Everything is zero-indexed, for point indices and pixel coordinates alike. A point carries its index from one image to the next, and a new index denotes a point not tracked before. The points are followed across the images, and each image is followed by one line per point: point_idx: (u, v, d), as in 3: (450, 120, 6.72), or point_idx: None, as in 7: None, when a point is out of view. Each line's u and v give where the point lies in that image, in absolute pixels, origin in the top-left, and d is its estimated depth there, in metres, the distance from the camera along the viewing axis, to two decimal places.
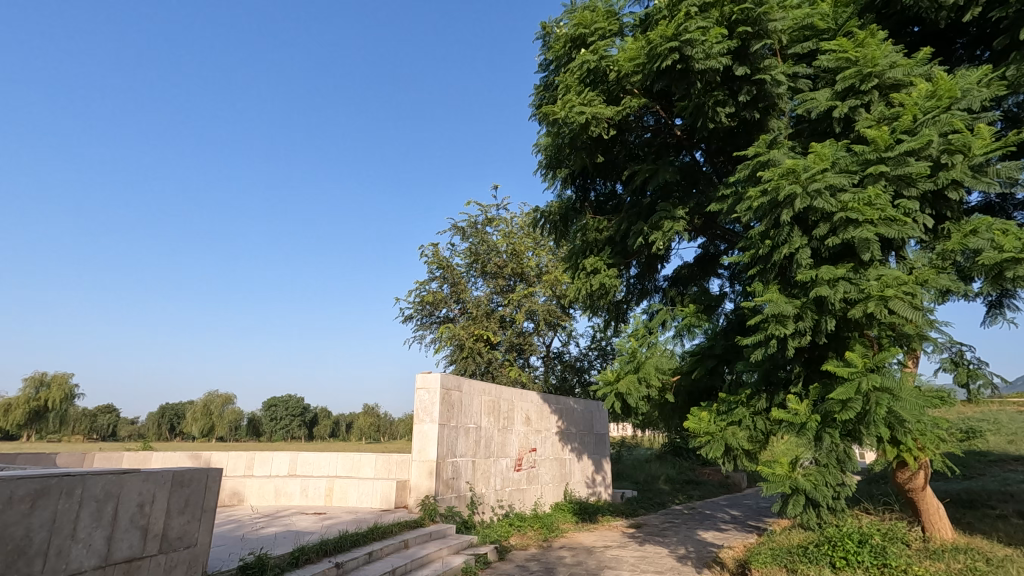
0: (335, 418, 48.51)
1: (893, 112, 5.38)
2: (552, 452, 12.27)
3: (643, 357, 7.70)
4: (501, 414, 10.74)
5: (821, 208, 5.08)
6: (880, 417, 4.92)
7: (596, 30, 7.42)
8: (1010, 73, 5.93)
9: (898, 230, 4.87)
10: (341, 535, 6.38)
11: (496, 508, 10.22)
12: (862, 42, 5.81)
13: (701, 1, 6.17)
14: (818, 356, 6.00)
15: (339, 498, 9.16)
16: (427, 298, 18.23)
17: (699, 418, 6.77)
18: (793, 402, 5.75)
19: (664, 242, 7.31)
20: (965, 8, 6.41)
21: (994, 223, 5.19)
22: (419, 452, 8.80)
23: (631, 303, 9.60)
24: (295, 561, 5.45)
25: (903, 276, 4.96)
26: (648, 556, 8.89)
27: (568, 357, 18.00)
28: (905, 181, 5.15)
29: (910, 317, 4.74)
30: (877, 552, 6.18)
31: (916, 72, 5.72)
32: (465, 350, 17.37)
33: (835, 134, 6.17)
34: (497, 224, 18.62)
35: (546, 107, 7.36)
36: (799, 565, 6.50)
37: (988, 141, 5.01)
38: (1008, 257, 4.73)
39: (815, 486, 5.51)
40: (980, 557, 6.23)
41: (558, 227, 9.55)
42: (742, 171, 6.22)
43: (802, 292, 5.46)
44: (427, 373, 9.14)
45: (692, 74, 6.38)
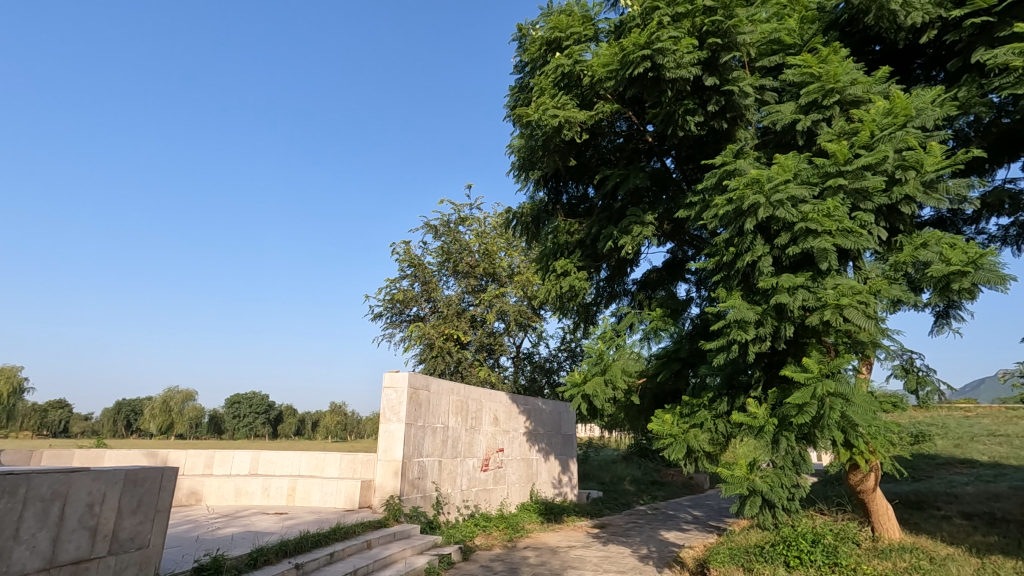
0: (301, 416, 47.57)
1: (852, 127, 5.59)
2: (519, 453, 12.31)
3: (610, 359, 7.79)
4: (469, 414, 10.73)
5: (782, 217, 5.25)
6: (833, 421, 5.10)
7: (571, 34, 7.47)
8: (961, 94, 6.21)
9: (855, 241, 5.07)
10: (302, 535, 6.28)
11: (462, 508, 10.20)
12: (825, 59, 6.01)
13: (673, 11, 6.30)
14: (778, 361, 6.16)
15: (301, 498, 8.99)
16: (397, 296, 18.07)
17: (663, 420, 6.90)
18: (752, 406, 5.90)
19: (633, 247, 7.42)
20: (922, 30, 6.70)
21: (943, 237, 5.45)
22: (384, 452, 8.72)
23: (600, 306, 9.73)
24: (253, 562, 5.34)
25: (858, 285, 5.15)
26: (610, 556, 9.00)
27: (538, 358, 18.08)
28: (862, 194, 5.35)
29: (863, 325, 4.94)
30: (829, 552, 6.41)
31: (875, 89, 5.96)
32: (435, 349, 17.27)
33: (798, 146, 6.36)
34: (470, 224, 18.57)
35: (520, 109, 7.38)
36: (755, 564, 6.67)
37: (939, 158, 5.25)
38: (955, 270, 4.98)
39: (771, 488, 5.68)
40: (925, 555, 6.50)
41: (530, 228, 9.60)
42: (709, 179, 6.36)
43: (764, 299, 5.61)
44: (394, 373, 9.04)
45: (663, 82, 6.49)
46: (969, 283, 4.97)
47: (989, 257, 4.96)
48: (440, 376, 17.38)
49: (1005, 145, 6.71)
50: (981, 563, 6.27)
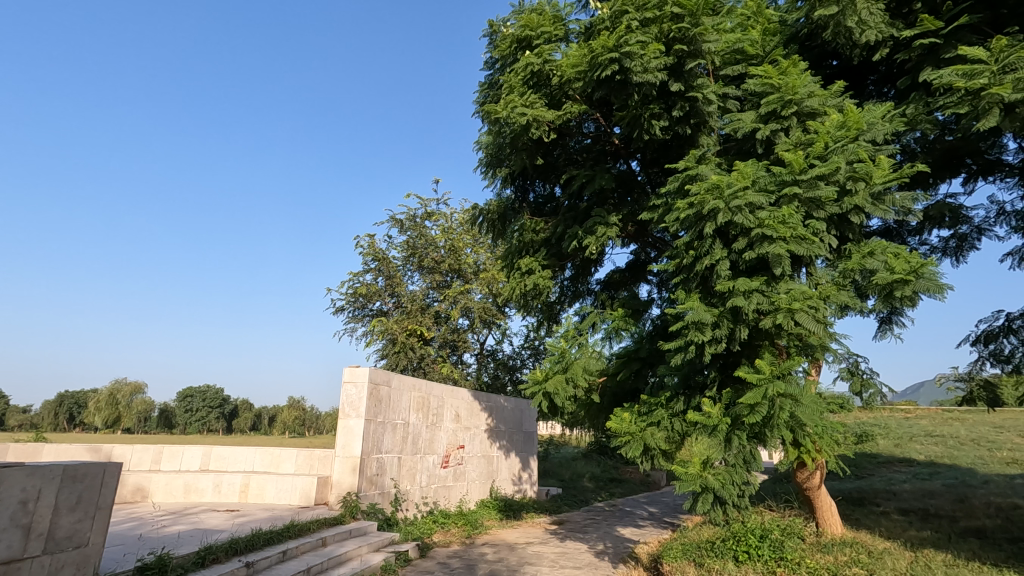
0: (256, 410, 46.28)
1: (808, 138, 5.79)
2: (480, 450, 12.32)
3: (572, 357, 7.86)
4: (431, 411, 10.67)
5: (740, 223, 5.41)
6: (783, 420, 5.30)
7: (542, 33, 7.50)
8: (909, 111, 6.52)
9: (808, 248, 5.25)
10: (254, 534, 6.11)
11: (421, 505, 10.13)
12: (785, 71, 6.22)
13: (642, 16, 6.40)
14: (733, 361, 6.34)
15: (255, 495, 8.76)
16: (360, 290, 17.78)
17: (621, 418, 7.01)
18: (707, 405, 6.07)
19: (597, 247, 7.50)
20: (875, 48, 7.00)
21: (889, 247, 5.72)
22: (343, 448, 8.58)
23: (563, 305, 9.83)
24: (200, 561, 5.18)
25: (809, 291, 5.35)
26: (567, 552, 9.11)
27: (502, 355, 18.10)
28: (815, 203, 5.55)
29: (813, 329, 5.13)
30: (775, 546, 6.67)
31: (830, 103, 6.19)
32: (397, 345, 17.07)
33: (757, 154, 6.55)
34: (436, 219, 18.43)
35: (488, 105, 7.36)
36: (707, 559, 6.85)
37: (887, 172, 5.50)
38: (898, 278, 5.23)
39: (723, 485, 5.82)
40: (864, 549, 6.82)
41: (496, 225, 9.62)
42: (672, 183, 6.50)
43: (721, 301, 5.76)
44: (355, 367, 8.90)
45: (631, 86, 6.57)
46: (911, 291, 5.23)
47: (929, 266, 5.25)
48: (402, 371, 17.20)
49: (948, 161, 7.08)
50: (915, 556, 6.61)
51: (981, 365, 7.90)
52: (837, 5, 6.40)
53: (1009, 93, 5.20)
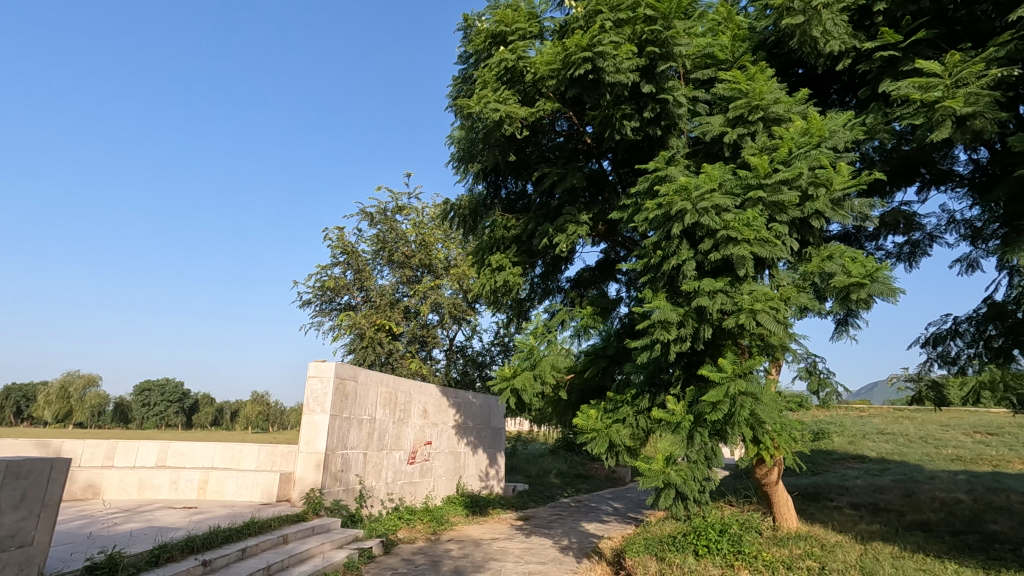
0: (218, 405, 45.08)
1: (773, 143, 5.94)
2: (448, 446, 12.28)
3: (540, 354, 7.89)
4: (398, 406, 10.58)
5: (706, 224, 5.51)
6: (743, 418, 5.43)
7: (517, 29, 7.48)
8: (869, 120, 6.76)
9: (770, 250, 5.40)
10: (211, 531, 5.95)
11: (386, 501, 10.03)
12: (752, 76, 6.37)
13: (616, 17, 6.46)
14: (697, 360, 6.47)
15: (214, 491, 8.54)
16: (328, 284, 17.49)
17: (587, 415, 7.07)
18: (671, 403, 6.19)
19: (567, 245, 7.52)
20: (838, 58, 7.22)
21: (846, 251, 5.93)
22: (307, 444, 8.43)
23: (533, 302, 9.87)
24: (154, 559, 5.02)
25: (771, 292, 5.48)
26: (532, 547, 9.17)
27: (471, 351, 18.07)
28: (778, 207, 5.69)
29: (773, 329, 5.26)
30: (734, 541, 6.88)
31: (795, 109, 6.36)
32: (365, 339, 16.85)
33: (724, 157, 6.69)
34: (407, 213, 18.24)
35: (461, 100, 7.32)
36: (668, 553, 6.99)
37: (846, 178, 5.68)
38: (854, 281, 5.42)
39: (684, 480, 5.89)
40: (817, 543, 7.07)
41: (467, 221, 9.59)
42: (642, 184, 6.59)
43: (686, 301, 5.87)
44: (321, 361, 8.76)
45: (603, 85, 6.62)
46: (866, 294, 5.42)
47: (884, 271, 5.44)
48: (370, 366, 16.99)
49: (904, 170, 7.36)
50: (864, 549, 6.88)
51: (930, 366, 8.22)
52: (804, 14, 6.57)
53: (961, 106, 5.46)
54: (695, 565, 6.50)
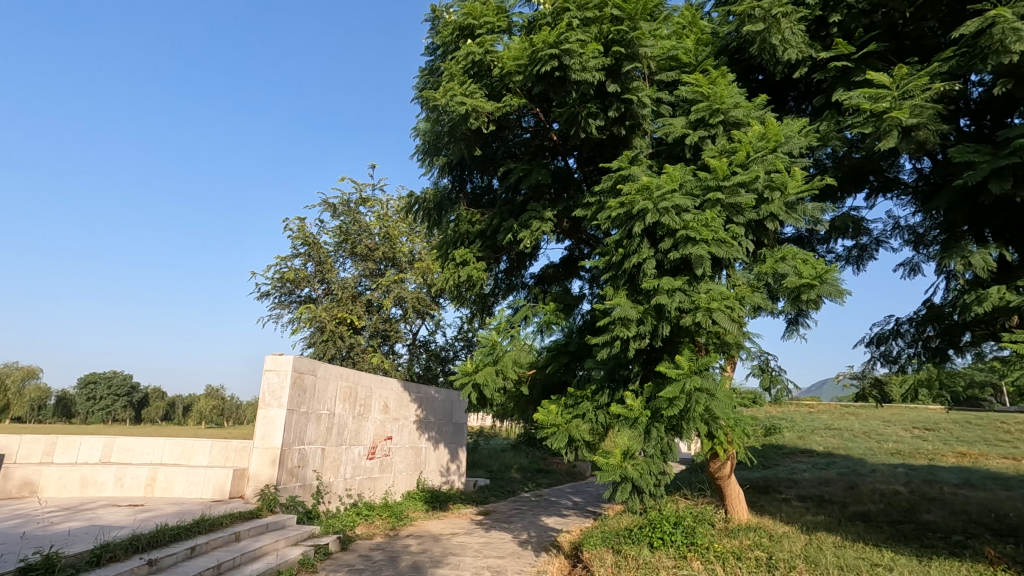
0: (169, 399, 43.34)
1: (732, 147, 6.10)
2: (409, 441, 12.18)
3: (503, 350, 7.89)
4: (358, 401, 10.43)
5: (667, 224, 5.62)
6: (697, 413, 5.57)
7: (485, 23, 7.44)
8: (822, 127, 7.02)
9: (727, 251, 5.54)
10: (159, 530, 5.74)
11: (344, 497, 9.87)
12: (714, 80, 6.52)
13: (583, 15, 6.50)
14: (655, 357, 6.61)
15: (162, 488, 8.21)
16: (287, 276, 17.07)
17: (548, 410, 7.12)
18: (630, 398, 6.29)
19: (531, 241, 7.54)
20: (795, 66, 7.46)
21: (798, 254, 6.15)
22: (262, 439, 8.23)
23: (497, 297, 9.90)
24: (95, 560, 4.81)
25: (727, 291, 5.63)
26: (491, 542, 9.20)
27: (434, 346, 17.96)
28: (736, 209, 5.85)
29: (728, 328, 5.41)
30: (687, 533, 7.08)
31: (753, 114, 6.54)
32: (326, 333, 16.52)
33: (686, 158, 6.84)
34: (371, 205, 17.95)
35: (427, 92, 7.25)
36: (624, 545, 7.14)
37: (800, 183, 5.88)
38: (805, 282, 5.64)
39: (641, 474, 6.03)
40: (765, 534, 7.34)
41: (432, 215, 9.52)
42: (606, 183, 6.67)
43: (646, 299, 5.97)
44: (278, 355, 8.54)
45: (569, 83, 6.65)
46: (816, 295, 5.64)
47: (833, 272, 5.68)
48: (331, 360, 16.68)
49: (854, 177, 7.66)
50: (809, 539, 7.18)
51: (873, 364, 8.65)
52: (764, 22, 6.75)
53: (907, 117, 5.73)
54: (649, 557, 6.65)
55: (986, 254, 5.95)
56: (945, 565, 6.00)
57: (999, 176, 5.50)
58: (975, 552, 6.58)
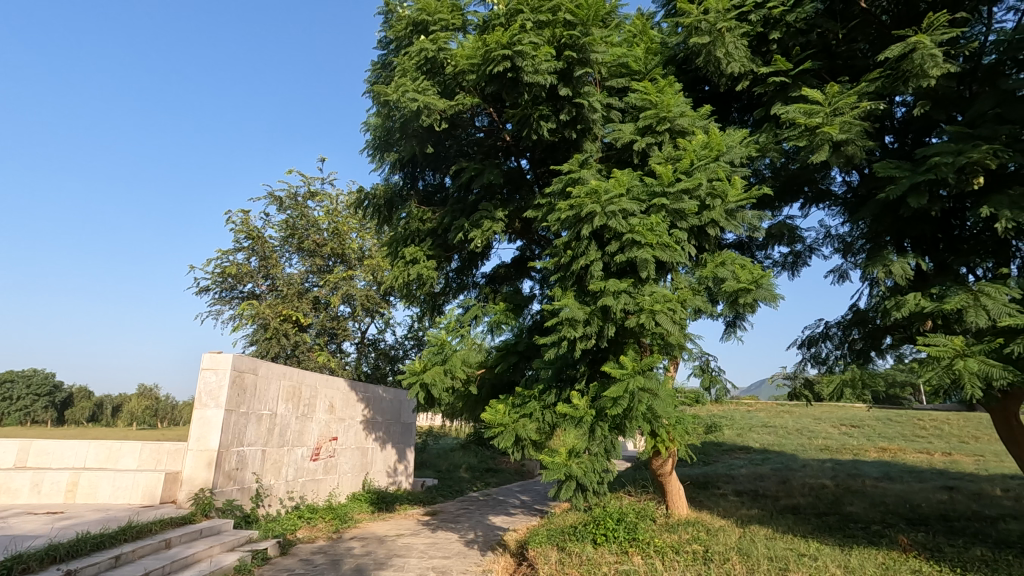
0: (97, 398, 40.67)
1: (677, 154, 6.29)
2: (355, 441, 11.94)
3: (452, 349, 7.85)
4: (302, 401, 10.14)
5: (614, 227, 5.74)
6: (640, 412, 5.71)
7: (438, 20, 7.38)
8: (762, 139, 7.35)
9: (670, 255, 5.71)
10: (79, 539, 5.40)
11: (286, 500, 9.56)
12: (662, 89, 6.70)
13: (536, 18, 6.55)
14: (600, 357, 6.76)
15: (84, 494, 7.72)
16: (229, 270, 16.38)
17: (496, 410, 7.14)
18: (576, 398, 6.38)
19: (482, 241, 7.54)
20: (738, 79, 7.79)
21: (737, 259, 6.42)
22: (197, 441, 7.87)
23: (447, 296, 9.86)
24: (5, 572, 4.47)
25: (670, 294, 5.79)
26: (438, 542, 9.13)
27: (384, 345, 17.67)
28: (680, 214, 6.04)
29: (670, 329, 5.57)
30: (629, 528, 7.27)
31: (698, 124, 6.77)
32: (269, 330, 15.95)
33: (633, 164, 7.02)
34: (320, 199, 17.47)
35: (378, 86, 7.14)
36: (569, 542, 7.26)
37: (740, 192, 6.12)
38: (742, 286, 5.89)
39: (585, 472, 6.13)
40: (703, 528, 7.62)
41: (382, 211, 9.37)
42: (556, 185, 6.76)
43: (592, 300, 6.09)
44: (216, 353, 8.19)
45: (521, 85, 6.69)
46: (752, 299, 5.88)
47: (767, 277, 5.97)
48: (274, 358, 16.12)
49: (790, 187, 8.06)
50: (743, 532, 7.51)
51: (804, 365, 9.16)
52: (709, 35, 7.01)
53: (837, 133, 6.08)
54: (592, 553, 6.78)
55: (905, 263, 6.39)
56: (864, 553, 6.41)
57: (917, 191, 5.91)
58: (891, 540, 7.06)
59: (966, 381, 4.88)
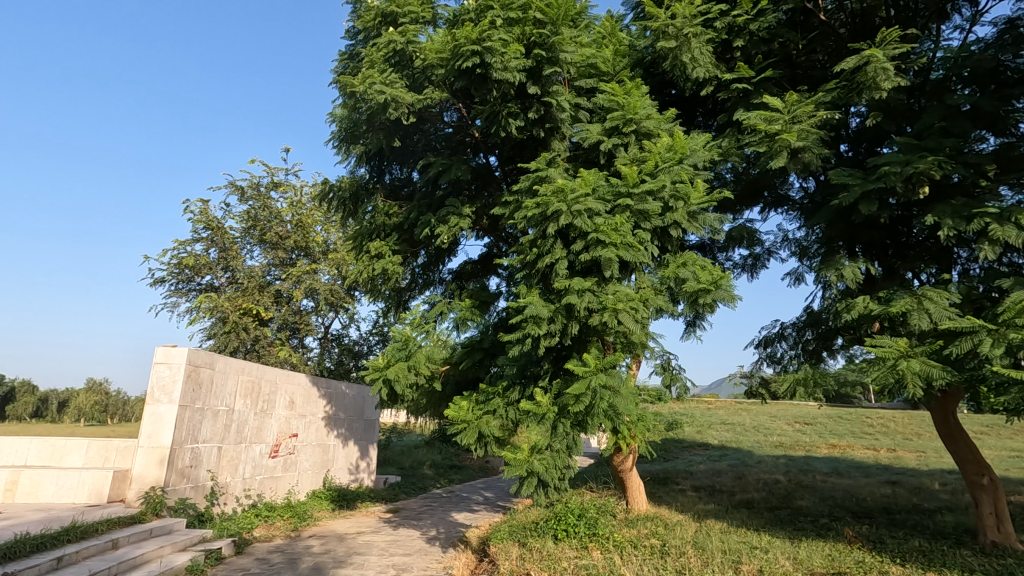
0: (41, 393, 38.72)
1: (642, 156, 6.40)
2: (316, 438, 11.73)
3: (416, 345, 7.80)
4: (261, 396, 9.89)
5: (579, 226, 5.80)
6: (601, 409, 5.79)
7: (408, 12, 7.31)
8: (724, 144, 7.54)
9: (633, 255, 5.81)
10: (17, 540, 5.14)
11: (242, 498, 9.32)
12: (629, 91, 6.78)
13: (506, 15, 6.58)
14: (564, 354, 6.82)
15: (25, 494, 7.35)
16: (186, 261, 15.82)
17: (459, 406, 7.12)
18: (539, 395, 6.42)
19: (448, 237, 7.51)
20: (703, 84, 7.96)
21: (698, 260, 6.57)
22: (148, 437, 7.60)
23: (413, 292, 9.78)
24: None
25: (632, 293, 5.89)
26: (399, 539, 9.07)
27: (347, 341, 17.40)
28: (643, 215, 6.14)
29: (632, 328, 5.66)
30: (590, 524, 7.38)
31: (663, 126, 6.89)
32: (228, 324, 15.48)
33: (600, 164, 7.11)
34: (284, 190, 17.06)
35: (345, 77, 7.02)
36: (530, 538, 7.32)
37: (702, 195, 6.27)
38: (702, 286, 6.03)
39: (546, 469, 6.18)
40: (661, 522, 7.79)
41: (347, 204, 9.22)
42: (524, 183, 6.78)
43: (557, 298, 6.13)
44: (169, 347, 7.91)
45: (490, 81, 6.68)
46: (711, 299, 6.03)
47: (726, 278, 6.12)
48: (233, 353, 15.67)
49: (751, 192, 8.30)
50: (699, 526, 7.71)
51: (761, 364, 9.44)
52: (676, 40, 7.14)
53: (795, 140, 6.29)
54: (553, 549, 6.86)
55: (856, 268, 6.65)
56: (812, 546, 6.66)
57: (868, 198, 6.16)
58: (837, 532, 7.37)
59: (909, 380, 5.12)
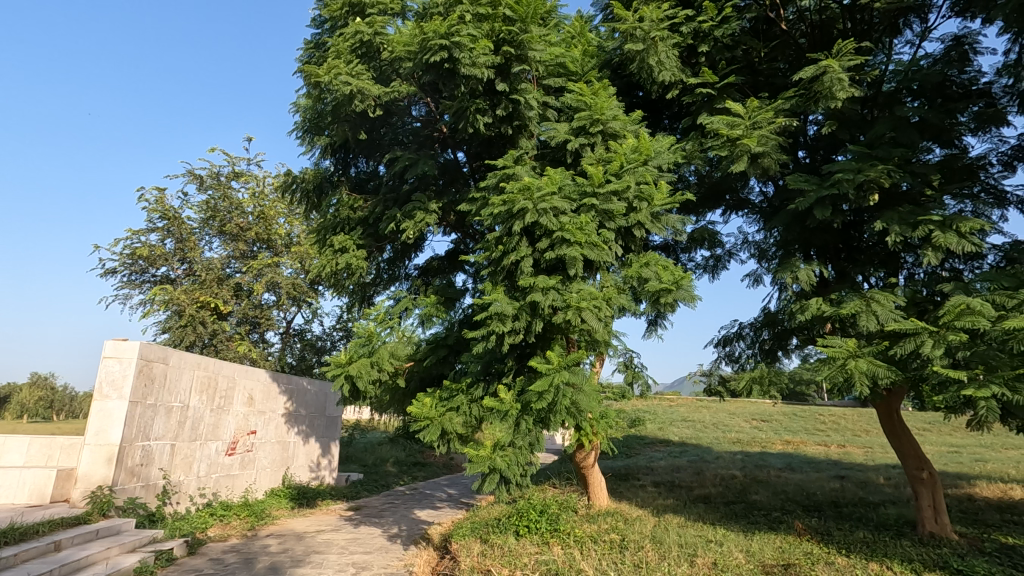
0: None
1: (608, 156, 6.47)
2: (275, 435, 11.46)
3: (379, 341, 7.70)
4: (217, 393, 9.61)
5: (544, 224, 5.83)
6: (564, 406, 5.84)
7: (377, 4, 7.21)
8: (688, 147, 7.69)
9: (597, 254, 5.87)
10: None
11: (196, 497, 9.04)
12: (596, 92, 6.84)
13: (475, 11, 6.57)
14: (527, 351, 6.85)
15: None
16: (141, 252, 15.22)
17: (422, 403, 7.04)
18: (503, 392, 6.44)
19: (414, 232, 7.43)
20: (669, 87, 8.10)
21: (660, 260, 6.69)
22: (95, 435, 7.29)
23: (377, 287, 9.64)
24: None
25: (596, 292, 5.95)
26: (360, 537, 8.96)
27: (310, 336, 17.07)
28: (608, 215, 6.22)
29: (595, 326, 5.72)
30: (551, 520, 7.45)
31: (629, 127, 6.98)
32: (184, 318, 14.95)
33: (567, 163, 7.17)
34: (245, 180, 16.58)
35: (309, 66, 6.86)
36: (492, 535, 7.34)
37: (665, 196, 6.38)
38: (664, 286, 6.14)
39: (508, 465, 6.19)
40: (620, 518, 7.92)
41: (311, 197, 9.03)
42: (490, 180, 6.77)
43: (521, 296, 6.14)
44: (119, 341, 7.60)
45: (458, 77, 6.63)
46: (672, 298, 6.15)
47: (687, 279, 6.24)
48: (189, 347, 15.15)
49: (713, 195, 8.49)
50: (658, 521, 7.88)
51: (720, 363, 9.66)
52: (643, 42, 7.24)
53: (755, 145, 6.47)
54: (514, 545, 6.90)
55: (810, 271, 6.88)
56: (764, 539, 6.90)
57: (823, 204, 6.38)
58: (788, 525, 7.65)
59: (856, 380, 5.34)
